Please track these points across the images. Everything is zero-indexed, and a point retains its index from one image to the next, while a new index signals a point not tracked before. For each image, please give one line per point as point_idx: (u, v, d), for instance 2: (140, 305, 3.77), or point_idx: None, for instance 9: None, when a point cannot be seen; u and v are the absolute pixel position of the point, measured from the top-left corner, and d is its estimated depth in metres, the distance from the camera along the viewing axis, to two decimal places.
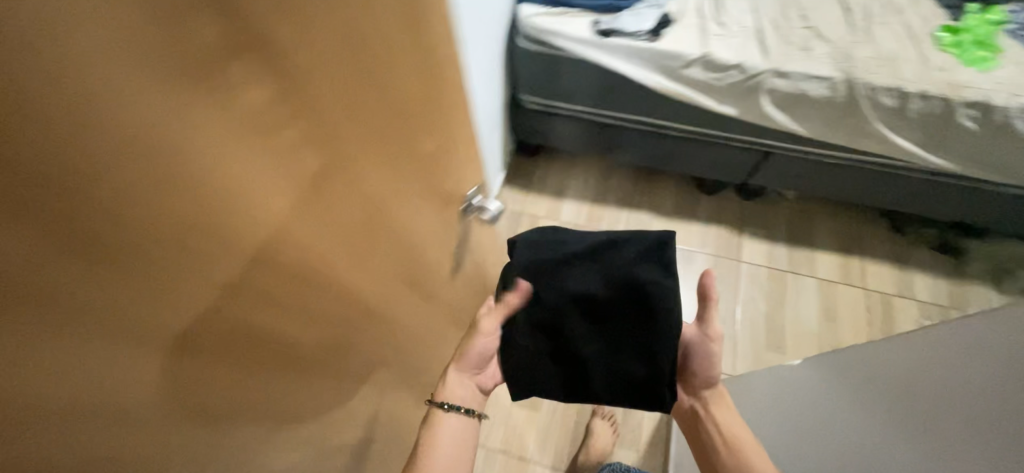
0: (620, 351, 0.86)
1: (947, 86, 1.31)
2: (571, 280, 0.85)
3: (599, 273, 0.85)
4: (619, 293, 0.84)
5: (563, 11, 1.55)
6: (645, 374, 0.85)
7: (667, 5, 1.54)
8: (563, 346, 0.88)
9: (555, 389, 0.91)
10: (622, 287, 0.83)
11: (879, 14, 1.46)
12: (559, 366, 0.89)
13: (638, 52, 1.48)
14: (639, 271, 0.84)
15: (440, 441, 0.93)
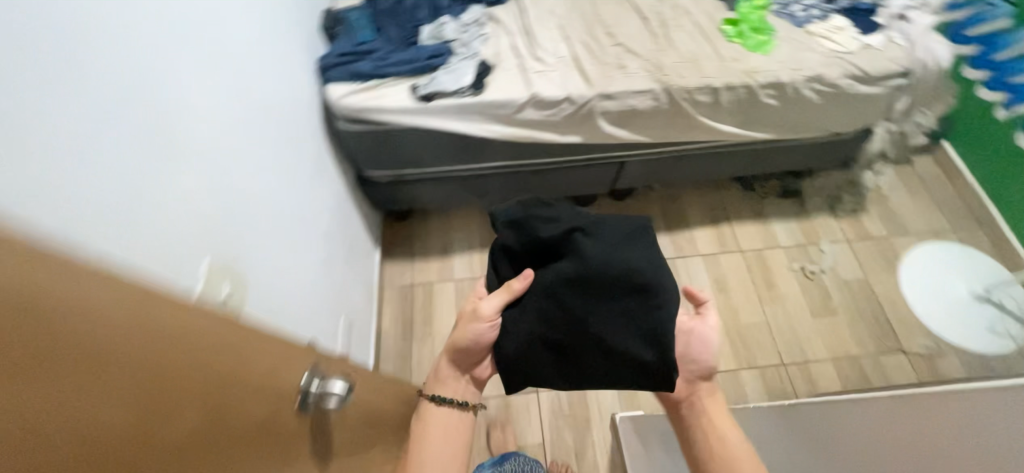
0: (621, 335, 0.88)
1: (744, 74, 1.42)
2: (569, 264, 0.89)
3: (598, 257, 0.87)
4: (605, 268, 0.86)
5: (375, 84, 1.40)
6: (651, 358, 0.87)
7: (481, 52, 1.47)
8: (565, 334, 0.89)
9: (555, 376, 0.92)
10: (618, 267, 0.87)
11: (673, 21, 1.54)
12: (554, 352, 0.91)
13: (466, 108, 1.39)
14: (620, 251, 0.88)
15: (431, 440, 0.95)
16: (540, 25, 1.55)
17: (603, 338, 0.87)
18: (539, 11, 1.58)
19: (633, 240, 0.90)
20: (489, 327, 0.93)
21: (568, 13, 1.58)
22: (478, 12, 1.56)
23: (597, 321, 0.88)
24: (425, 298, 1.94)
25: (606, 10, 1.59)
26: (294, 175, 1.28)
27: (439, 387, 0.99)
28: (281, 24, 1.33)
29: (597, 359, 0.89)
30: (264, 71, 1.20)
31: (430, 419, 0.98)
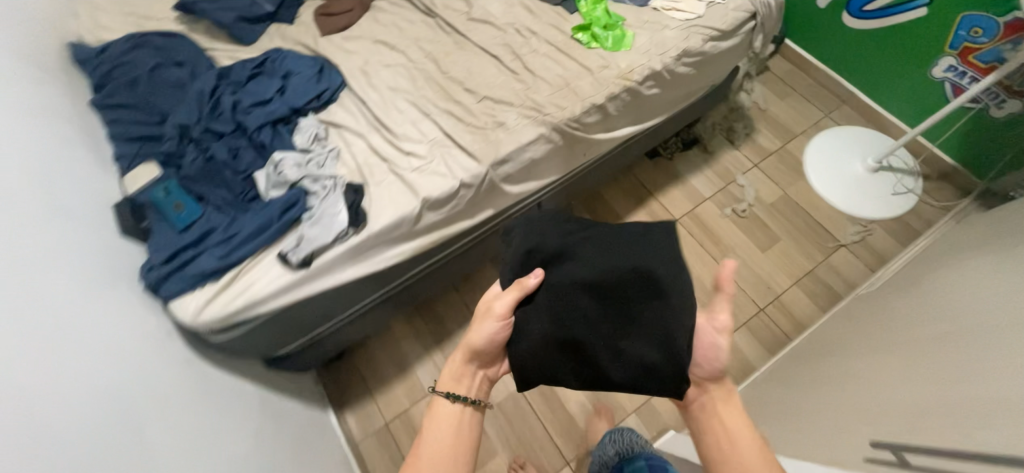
0: (633, 338, 0.87)
1: (620, 78, 1.33)
2: (589, 272, 0.90)
3: (612, 262, 0.90)
4: (620, 267, 0.89)
5: (233, 274, 1.09)
6: (660, 358, 0.85)
7: (342, 174, 1.21)
8: (580, 336, 0.88)
9: (568, 378, 0.91)
10: (632, 272, 0.88)
11: (526, 50, 1.38)
12: (566, 353, 0.89)
13: (358, 250, 1.14)
14: (636, 249, 0.91)
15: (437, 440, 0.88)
16: (390, 111, 1.31)
17: (614, 340, 0.88)
18: (381, 95, 1.34)
19: (650, 249, 0.91)
20: (497, 324, 0.91)
21: (413, 84, 1.36)
22: (313, 125, 1.27)
23: (608, 325, 0.88)
24: (408, 430, 1.68)
25: (451, 63, 1.39)
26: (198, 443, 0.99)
27: (452, 381, 0.95)
28: (75, 270, 0.97)
29: (611, 361, 0.88)
30: (86, 354, 0.87)
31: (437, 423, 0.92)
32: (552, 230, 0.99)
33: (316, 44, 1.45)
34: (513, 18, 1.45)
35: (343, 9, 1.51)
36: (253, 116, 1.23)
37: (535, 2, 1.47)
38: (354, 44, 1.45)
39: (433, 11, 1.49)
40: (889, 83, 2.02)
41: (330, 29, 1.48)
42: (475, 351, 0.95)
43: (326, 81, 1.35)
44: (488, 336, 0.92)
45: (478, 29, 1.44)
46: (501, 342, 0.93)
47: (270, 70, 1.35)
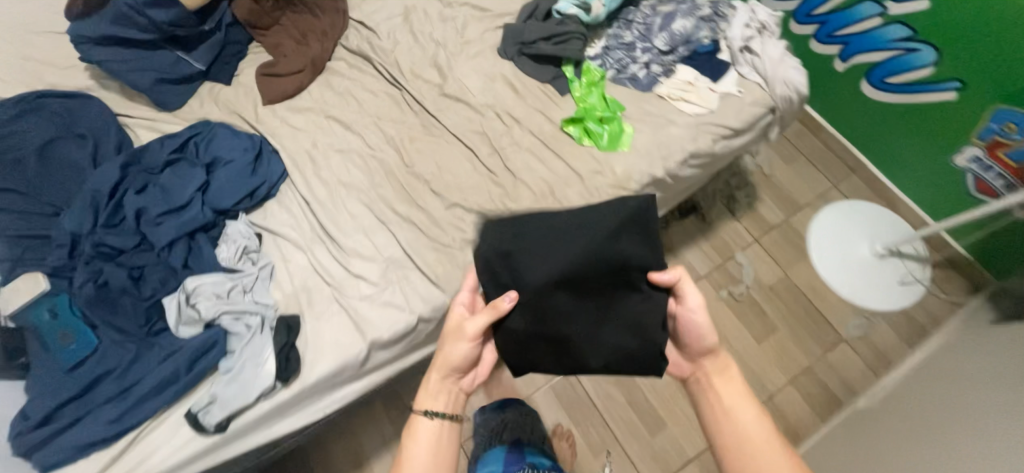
0: (610, 329, 0.84)
1: (616, 188, 1.12)
2: (563, 263, 0.81)
3: (586, 252, 0.81)
4: (595, 258, 0.81)
5: (128, 439, 0.88)
6: (635, 345, 0.84)
7: (273, 303, 0.99)
8: (560, 331, 0.84)
9: (551, 366, 0.88)
10: (608, 265, 0.81)
11: (507, 142, 1.17)
12: (547, 344, 0.85)
13: (288, 404, 0.94)
14: (610, 236, 0.81)
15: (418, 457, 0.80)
16: (340, 215, 1.09)
17: (594, 331, 0.84)
18: (330, 191, 1.12)
19: (619, 233, 0.82)
20: (469, 343, 0.84)
21: (370, 179, 1.14)
22: (242, 232, 1.05)
23: (590, 318, 0.84)
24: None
25: (416, 153, 1.16)
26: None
27: (428, 399, 0.84)
28: None
29: (592, 348, 0.85)
30: None
31: (419, 441, 0.83)
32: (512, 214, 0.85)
33: (257, 115, 1.21)
34: (493, 98, 1.23)
35: (291, 71, 1.26)
36: (164, 225, 0.99)
37: (520, 79, 1.25)
38: (303, 118, 1.21)
39: (399, 81, 1.25)
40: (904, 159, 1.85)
41: (274, 96, 1.23)
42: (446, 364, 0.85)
43: (263, 172, 1.11)
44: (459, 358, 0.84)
45: (452, 109, 1.22)
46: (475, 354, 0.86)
47: (195, 154, 1.11)
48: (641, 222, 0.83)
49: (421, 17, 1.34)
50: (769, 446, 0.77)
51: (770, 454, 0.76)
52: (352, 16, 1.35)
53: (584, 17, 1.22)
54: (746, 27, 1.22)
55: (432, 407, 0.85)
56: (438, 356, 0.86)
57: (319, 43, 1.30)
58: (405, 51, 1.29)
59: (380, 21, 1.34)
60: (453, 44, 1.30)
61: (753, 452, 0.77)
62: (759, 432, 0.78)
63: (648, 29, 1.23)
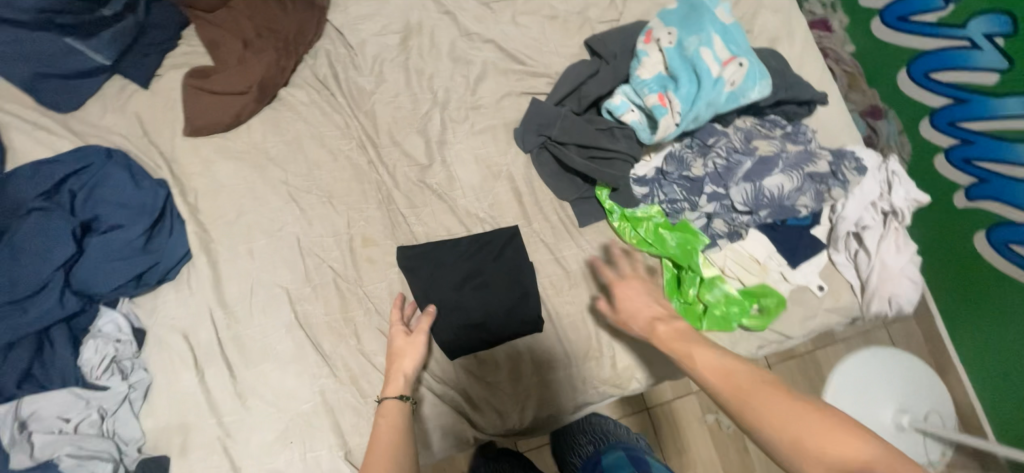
0: (510, 311, 0.84)
1: (607, 387, 0.85)
2: (485, 272, 0.85)
3: (494, 263, 0.86)
4: (500, 268, 0.86)
5: None
6: (535, 318, 0.84)
7: (140, 439, 0.78)
8: (484, 324, 0.83)
9: (479, 349, 0.84)
10: (513, 271, 0.86)
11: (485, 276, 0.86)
12: (481, 334, 0.83)
13: None
14: (505, 250, 0.87)
15: (389, 436, 0.64)
16: (246, 328, 0.84)
17: (518, 312, 0.84)
18: (242, 291, 0.85)
19: (508, 248, 0.87)
20: (423, 342, 0.77)
21: (299, 283, 0.86)
22: (119, 329, 0.81)
23: (506, 311, 0.84)
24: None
25: (366, 263, 0.87)
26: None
27: (389, 385, 0.72)
28: None
29: (506, 330, 0.84)
30: None
31: (388, 423, 0.66)
32: (421, 255, 0.86)
33: (175, 150, 0.90)
34: (488, 205, 0.90)
35: (229, 91, 0.91)
36: (6, 317, 0.75)
37: (531, 187, 0.91)
38: (231, 169, 0.90)
39: (370, 144, 0.92)
40: (1000, 310, 1.05)
41: (200, 126, 0.90)
42: (393, 357, 0.76)
43: (159, 248, 0.84)
44: (424, 350, 0.77)
45: (429, 206, 0.89)
46: (422, 351, 0.76)
47: (71, 202, 0.82)
48: (516, 243, 0.87)
49: (424, 46, 0.95)
50: (720, 372, 0.56)
51: (718, 372, 0.56)
52: (331, 20, 0.97)
53: (646, 135, 0.85)
54: (866, 207, 0.85)
55: (402, 392, 0.72)
56: (389, 367, 0.75)
57: (274, 55, 0.92)
58: (388, 97, 0.93)
59: (368, 36, 0.95)
60: (456, 102, 0.93)
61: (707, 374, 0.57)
62: (706, 354, 0.59)
63: (730, 169, 0.85)
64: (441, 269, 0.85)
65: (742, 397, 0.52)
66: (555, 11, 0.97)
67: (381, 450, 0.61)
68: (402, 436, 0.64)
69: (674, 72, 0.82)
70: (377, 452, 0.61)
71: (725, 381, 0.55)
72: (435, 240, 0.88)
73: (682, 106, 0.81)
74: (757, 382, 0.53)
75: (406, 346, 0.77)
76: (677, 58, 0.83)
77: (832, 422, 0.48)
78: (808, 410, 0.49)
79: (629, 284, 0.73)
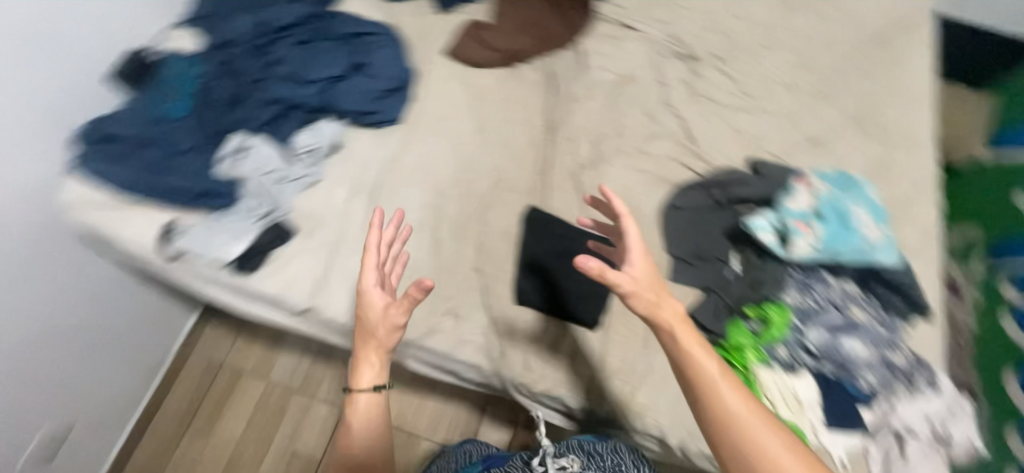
0: (581, 297, 0.98)
1: (615, 408, 0.93)
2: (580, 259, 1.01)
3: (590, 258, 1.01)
4: None
5: (129, 203, 1.00)
6: (595, 315, 0.97)
7: (289, 208, 1.01)
8: (558, 291, 0.98)
9: (542, 305, 0.97)
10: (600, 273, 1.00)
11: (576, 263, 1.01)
12: (551, 297, 0.98)
13: (221, 283, 0.98)
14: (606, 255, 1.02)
15: (355, 434, 0.84)
16: (397, 189, 1.06)
17: (586, 301, 0.97)
18: (410, 165, 1.08)
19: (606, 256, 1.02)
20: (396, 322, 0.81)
21: (448, 184, 1.08)
22: (327, 138, 1.06)
23: (580, 293, 0.98)
24: (210, 413, 1.47)
25: (499, 201, 1.07)
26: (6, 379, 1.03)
27: (359, 380, 0.83)
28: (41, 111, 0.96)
29: (570, 308, 0.97)
30: None
31: (364, 413, 0.84)
32: (542, 219, 1.04)
33: (432, 57, 1.20)
34: (608, 220, 1.06)
35: (490, 45, 1.21)
36: (282, 85, 1.06)
37: (648, 228, 1.06)
38: (456, 89, 1.17)
39: (555, 130, 1.14)
40: None
41: (458, 54, 1.20)
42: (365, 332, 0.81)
43: (385, 105, 1.11)
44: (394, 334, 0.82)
45: (567, 194, 1.08)
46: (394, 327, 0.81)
47: (358, 48, 1.14)
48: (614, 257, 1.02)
49: (631, 94, 1.19)
50: (731, 399, 0.69)
51: (724, 399, 0.69)
52: (580, 41, 1.24)
53: (778, 249, 0.99)
54: (920, 418, 0.89)
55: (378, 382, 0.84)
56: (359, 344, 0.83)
57: (534, 42, 1.22)
58: (587, 108, 1.17)
59: (598, 66, 1.22)
60: (631, 142, 1.14)
61: (715, 391, 0.69)
62: (723, 382, 0.70)
63: (816, 312, 0.95)
64: (550, 237, 1.03)
65: (735, 421, 0.68)
66: (740, 126, 1.17)
67: (356, 445, 0.84)
68: (376, 433, 0.85)
69: (822, 214, 1.00)
70: (354, 446, 0.84)
71: (727, 411, 0.68)
72: (558, 217, 1.06)
73: (821, 239, 0.98)
74: (753, 411, 0.69)
75: (380, 319, 0.80)
76: (828, 204, 1.01)
77: (803, 456, 0.67)
78: (790, 442, 0.67)
79: (638, 274, 0.71)
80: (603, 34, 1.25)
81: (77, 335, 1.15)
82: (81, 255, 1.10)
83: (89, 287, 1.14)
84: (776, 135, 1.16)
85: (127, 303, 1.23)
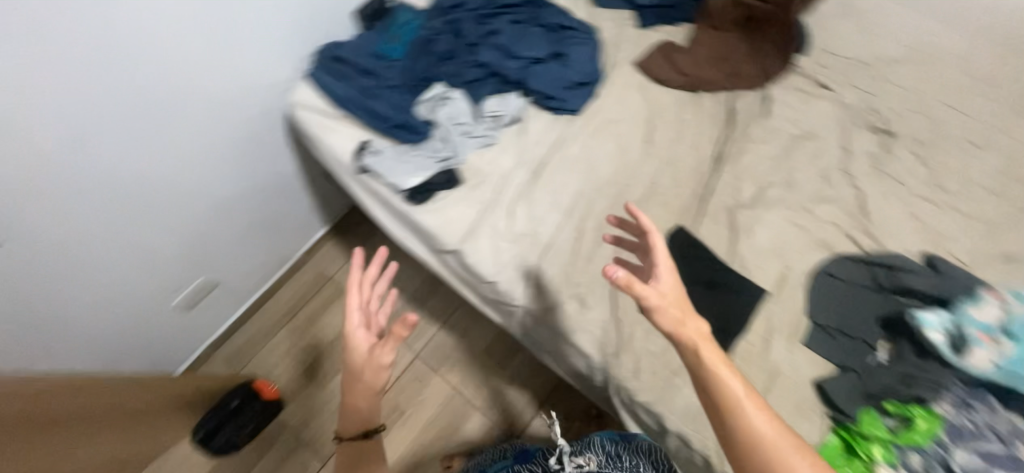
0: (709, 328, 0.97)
1: (713, 446, 0.91)
2: (716, 292, 1.00)
3: (727, 294, 1.00)
4: (729, 301, 1.00)
5: (337, 115, 1.16)
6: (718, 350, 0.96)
7: (463, 160, 1.11)
8: None
9: None
10: (734, 311, 0.99)
11: (712, 294, 1.00)
12: None
13: (389, 205, 1.10)
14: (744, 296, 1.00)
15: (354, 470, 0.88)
16: (558, 172, 1.12)
17: (713, 334, 0.97)
18: (575, 154, 1.14)
19: (744, 298, 1.00)
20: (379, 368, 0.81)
21: (605, 182, 1.12)
22: (512, 110, 1.16)
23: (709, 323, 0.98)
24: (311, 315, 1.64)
25: (648, 213, 1.09)
26: (201, 223, 1.25)
27: (347, 430, 0.86)
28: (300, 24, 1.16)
29: None
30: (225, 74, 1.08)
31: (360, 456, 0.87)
32: (688, 243, 1.05)
33: (620, 64, 1.26)
34: (753, 264, 1.04)
35: (680, 67, 1.24)
36: (489, 54, 1.17)
37: (793, 286, 1.02)
38: (635, 99, 1.22)
39: (721, 163, 1.14)
40: None
41: (646, 68, 1.24)
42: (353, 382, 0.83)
43: (570, 95, 1.18)
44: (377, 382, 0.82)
45: (716, 227, 1.08)
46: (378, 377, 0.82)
47: (560, 39, 1.22)
48: (751, 301, 1.00)
49: (809, 151, 1.16)
50: (759, 420, 0.67)
51: (749, 418, 0.67)
52: (768, 87, 1.23)
53: (948, 354, 0.92)
54: None
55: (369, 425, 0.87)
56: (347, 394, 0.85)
57: (723, 75, 1.23)
58: (758, 152, 1.16)
59: (780, 115, 1.20)
60: (796, 197, 1.11)
61: (737, 408, 0.67)
62: (746, 399, 0.68)
63: (969, 435, 0.86)
64: (692, 261, 1.03)
65: (763, 443, 0.65)
66: (925, 216, 1.08)
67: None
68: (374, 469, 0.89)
69: (1008, 332, 0.92)
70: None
71: (755, 431, 0.66)
72: (704, 245, 1.06)
73: (1001, 358, 0.91)
74: (782, 434, 0.67)
75: (364, 366, 0.82)
76: (1018, 325, 0.93)
77: None
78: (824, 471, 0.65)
79: (664, 288, 0.73)
80: (794, 86, 1.24)
81: (253, 211, 1.36)
82: (278, 146, 1.30)
83: (270, 175, 1.33)
84: (964, 237, 1.06)
85: (286, 201, 1.44)
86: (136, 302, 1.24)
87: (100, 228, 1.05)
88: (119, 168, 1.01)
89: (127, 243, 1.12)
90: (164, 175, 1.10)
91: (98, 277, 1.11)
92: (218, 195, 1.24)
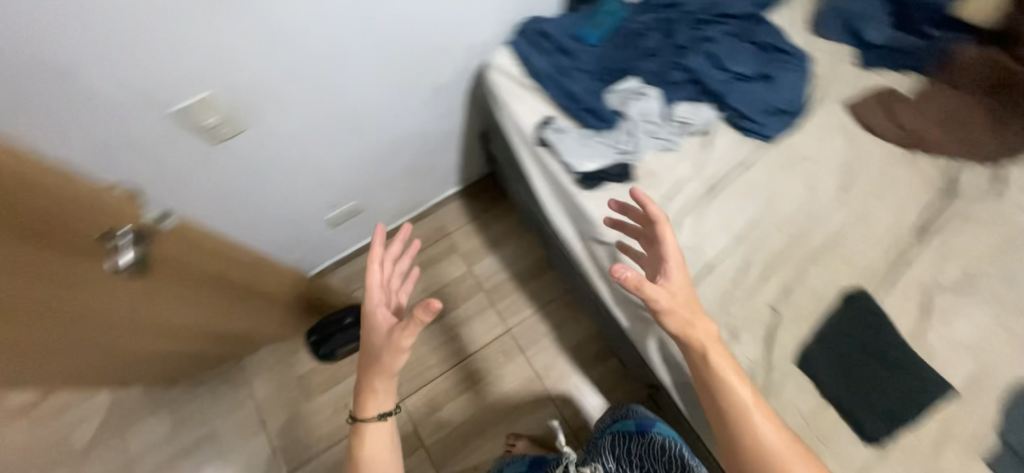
0: (875, 406, 0.89)
1: None
2: (891, 371, 0.91)
3: (903, 377, 0.90)
4: (905, 386, 0.90)
5: (530, 84, 1.19)
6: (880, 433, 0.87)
7: (641, 159, 1.10)
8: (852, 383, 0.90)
9: (831, 384, 0.91)
10: (908, 399, 0.89)
11: (884, 372, 0.91)
12: (846, 384, 0.91)
13: (558, 183, 1.13)
14: (924, 386, 0.90)
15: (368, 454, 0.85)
16: (736, 197, 1.07)
17: (878, 414, 0.88)
18: (760, 183, 1.08)
19: (924, 387, 0.89)
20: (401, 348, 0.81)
21: (785, 220, 1.05)
22: (705, 121, 1.12)
23: (878, 402, 0.89)
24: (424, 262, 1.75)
25: (827, 266, 1.01)
26: (380, 152, 1.32)
27: (360, 409, 0.85)
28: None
29: (858, 407, 0.89)
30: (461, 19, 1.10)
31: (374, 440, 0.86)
32: (869, 310, 0.96)
33: (829, 101, 1.16)
34: (940, 355, 0.92)
35: (900, 120, 1.12)
36: (695, 60, 1.14)
37: (986, 394, 0.89)
38: (839, 142, 1.12)
39: (926, 235, 1.02)
40: None
41: (859, 113, 1.14)
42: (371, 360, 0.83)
43: (769, 121, 1.11)
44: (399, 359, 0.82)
45: (905, 302, 0.96)
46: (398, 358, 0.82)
47: (772, 61, 1.16)
48: (931, 394, 0.89)
49: None
50: (761, 424, 0.76)
51: (750, 419, 0.76)
52: (1004, 166, 1.07)
53: None
54: None
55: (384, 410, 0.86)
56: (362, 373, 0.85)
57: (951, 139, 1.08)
58: (976, 234, 1.01)
59: (1012, 201, 1.04)
60: (1013, 297, 0.96)
61: (741, 411, 0.76)
62: (748, 401, 0.77)
63: None
64: (869, 329, 0.94)
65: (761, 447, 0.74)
66: None
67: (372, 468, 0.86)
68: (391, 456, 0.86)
69: None
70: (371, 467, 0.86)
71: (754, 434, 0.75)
72: (887, 317, 0.95)
73: None
74: (783, 437, 0.75)
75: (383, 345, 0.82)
76: None
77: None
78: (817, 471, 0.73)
79: (671, 285, 0.83)
80: None
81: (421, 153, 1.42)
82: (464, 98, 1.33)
83: (445, 125, 1.38)
84: None
85: (445, 151, 1.50)
86: (305, 206, 1.33)
87: (311, 138, 1.13)
88: (341, 88, 1.06)
89: (314, 158, 1.18)
90: (378, 102, 1.15)
91: (293, 179, 1.20)
92: (399, 132, 1.29)
